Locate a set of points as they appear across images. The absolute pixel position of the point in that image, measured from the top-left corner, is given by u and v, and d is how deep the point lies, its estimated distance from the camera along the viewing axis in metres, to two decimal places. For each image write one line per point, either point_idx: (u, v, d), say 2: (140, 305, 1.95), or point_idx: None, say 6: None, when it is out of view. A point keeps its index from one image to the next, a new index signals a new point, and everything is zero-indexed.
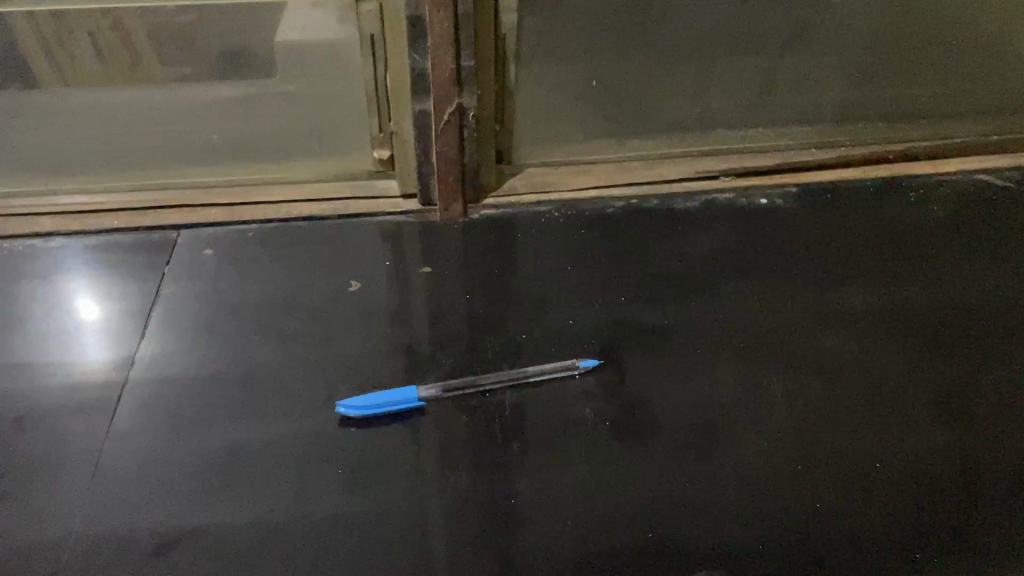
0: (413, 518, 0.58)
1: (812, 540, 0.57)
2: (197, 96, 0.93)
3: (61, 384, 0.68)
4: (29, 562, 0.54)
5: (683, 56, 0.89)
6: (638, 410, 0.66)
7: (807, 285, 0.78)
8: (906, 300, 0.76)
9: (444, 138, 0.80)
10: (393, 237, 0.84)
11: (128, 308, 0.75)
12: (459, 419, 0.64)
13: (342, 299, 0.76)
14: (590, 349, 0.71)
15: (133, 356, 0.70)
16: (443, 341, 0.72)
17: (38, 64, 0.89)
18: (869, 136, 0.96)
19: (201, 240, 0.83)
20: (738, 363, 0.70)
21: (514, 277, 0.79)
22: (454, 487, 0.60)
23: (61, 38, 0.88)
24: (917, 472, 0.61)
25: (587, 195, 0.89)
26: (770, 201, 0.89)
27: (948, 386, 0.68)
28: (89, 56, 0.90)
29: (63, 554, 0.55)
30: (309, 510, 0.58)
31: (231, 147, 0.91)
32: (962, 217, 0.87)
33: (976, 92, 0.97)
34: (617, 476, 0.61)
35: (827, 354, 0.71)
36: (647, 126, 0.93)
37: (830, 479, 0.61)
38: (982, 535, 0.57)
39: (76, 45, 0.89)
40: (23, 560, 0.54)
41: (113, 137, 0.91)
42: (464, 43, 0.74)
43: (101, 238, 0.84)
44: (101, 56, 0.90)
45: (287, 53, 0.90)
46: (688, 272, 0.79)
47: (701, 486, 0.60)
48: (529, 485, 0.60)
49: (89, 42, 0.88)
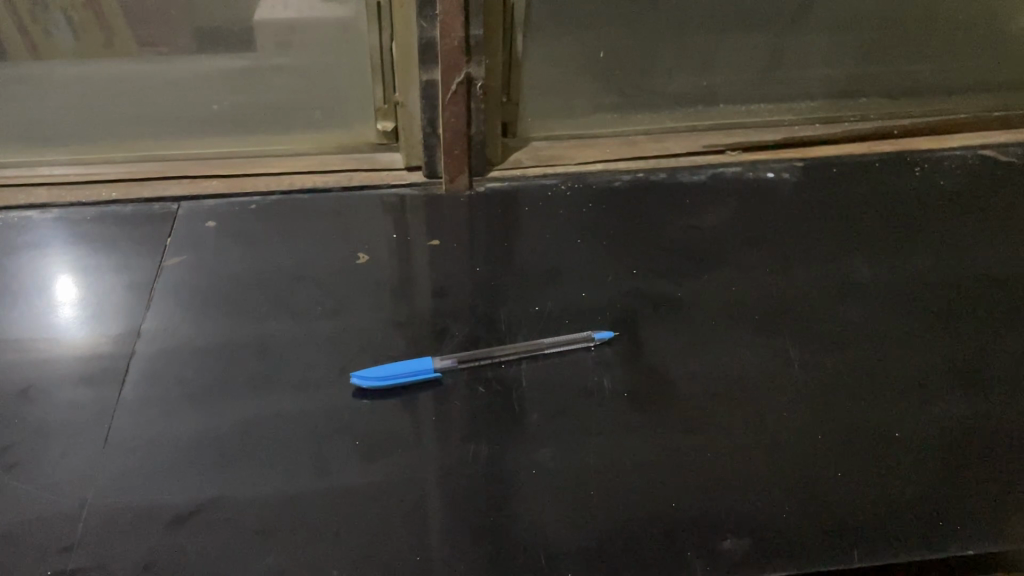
0: (433, 488, 0.57)
1: (836, 508, 0.57)
2: (189, 69, 0.85)
3: (65, 355, 0.66)
4: (44, 534, 0.53)
5: (691, 29, 0.88)
6: (655, 380, 0.65)
7: (818, 256, 0.78)
8: (916, 272, 0.77)
9: (451, 109, 0.79)
10: (398, 210, 0.83)
11: (130, 280, 0.73)
12: (475, 390, 0.64)
13: (350, 270, 0.75)
14: (604, 320, 0.71)
15: (139, 328, 0.68)
16: (455, 312, 0.71)
17: (15, 44, 0.82)
18: (870, 112, 0.97)
19: (202, 211, 0.82)
20: (753, 334, 0.70)
21: (523, 249, 0.78)
22: (473, 457, 0.59)
23: (35, 13, 0.81)
24: (936, 440, 0.62)
25: (593, 168, 0.89)
26: (776, 175, 0.89)
27: (961, 356, 0.68)
28: (66, 32, 0.83)
29: (77, 525, 0.54)
30: (327, 479, 0.57)
31: (233, 117, 0.88)
32: (967, 191, 0.87)
33: (979, 68, 0.97)
34: (637, 446, 0.60)
35: (841, 325, 0.71)
36: (652, 101, 0.93)
37: (851, 448, 0.61)
38: (1001, 502, 0.57)
39: (50, 21, 0.82)
40: (38, 531, 0.53)
41: (107, 112, 0.86)
42: (473, 12, 0.73)
43: (99, 210, 0.82)
44: (78, 32, 0.83)
45: (282, 30, 0.83)
46: (698, 244, 0.79)
47: (723, 456, 0.60)
48: (549, 455, 0.59)
49: (64, 18, 0.81)
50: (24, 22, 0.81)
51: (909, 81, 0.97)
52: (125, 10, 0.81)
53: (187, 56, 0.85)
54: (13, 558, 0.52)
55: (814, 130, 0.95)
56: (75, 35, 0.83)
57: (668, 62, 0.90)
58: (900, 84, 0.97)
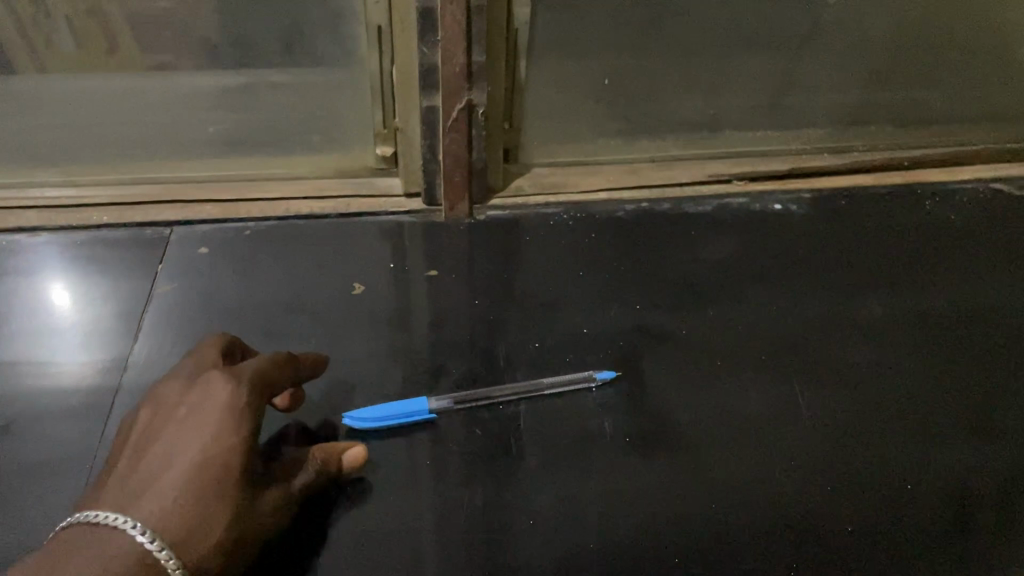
0: (426, 537, 0.55)
1: (846, 564, 0.55)
2: (188, 84, 0.85)
3: (51, 389, 0.64)
4: (235, 396, 0.52)
5: (697, 52, 0.87)
6: (658, 423, 0.63)
7: (827, 292, 0.76)
8: (928, 310, 0.75)
9: (452, 135, 0.77)
10: (396, 238, 0.81)
11: (119, 309, 0.71)
12: (472, 432, 0.62)
13: (346, 301, 0.73)
14: (607, 360, 0.68)
15: (127, 360, 0.67)
16: (452, 348, 0.69)
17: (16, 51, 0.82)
18: (880, 141, 0.94)
19: (195, 237, 0.80)
20: (760, 375, 0.68)
21: (524, 282, 0.76)
22: (469, 505, 0.57)
23: (37, 21, 0.81)
24: (948, 490, 0.60)
25: (596, 196, 0.87)
26: (783, 207, 0.87)
27: (974, 399, 0.67)
28: (66, 39, 0.83)
29: (240, 388, 0.52)
30: (305, 521, 0.55)
31: (229, 139, 0.86)
32: (980, 225, 0.85)
33: (991, 97, 0.96)
34: (640, 496, 0.58)
35: (851, 365, 0.69)
36: (657, 127, 0.91)
37: (861, 498, 0.59)
38: (1016, 558, 0.56)
39: (52, 28, 0.82)
40: (220, 391, 0.52)
41: (98, 128, 0.86)
42: (476, 38, 0.71)
43: (89, 234, 0.80)
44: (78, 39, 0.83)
45: (289, 40, 0.81)
46: (703, 278, 0.77)
47: (728, 506, 0.58)
48: (547, 504, 0.57)
49: (66, 26, 0.81)
50: (25, 29, 0.81)
51: (918, 109, 0.95)
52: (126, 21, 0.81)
53: (181, 72, 0.84)
54: (187, 411, 0.52)
55: (823, 158, 0.92)
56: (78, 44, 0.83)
57: (674, 88, 0.89)
58: (909, 112, 0.95)
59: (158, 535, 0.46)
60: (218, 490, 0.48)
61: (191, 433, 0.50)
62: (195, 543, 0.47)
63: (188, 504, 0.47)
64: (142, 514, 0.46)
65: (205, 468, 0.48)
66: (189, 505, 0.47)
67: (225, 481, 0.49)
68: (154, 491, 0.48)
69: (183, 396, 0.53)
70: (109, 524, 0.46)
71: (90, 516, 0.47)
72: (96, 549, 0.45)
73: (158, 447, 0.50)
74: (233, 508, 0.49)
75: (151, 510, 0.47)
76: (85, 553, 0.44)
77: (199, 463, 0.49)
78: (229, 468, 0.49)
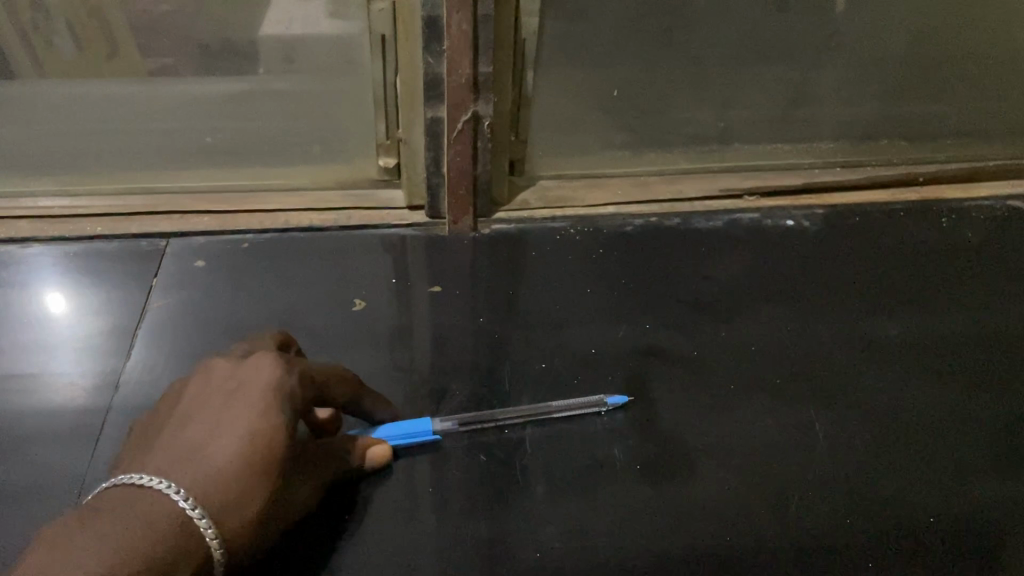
0: (428, 569, 0.53)
1: None
2: (183, 92, 0.83)
3: (40, 408, 0.62)
4: (285, 379, 0.51)
5: (708, 63, 0.85)
6: (670, 450, 0.61)
7: (842, 313, 0.74)
8: (947, 332, 0.73)
9: (456, 147, 0.75)
10: (398, 252, 0.79)
11: (113, 324, 0.69)
12: (476, 458, 0.59)
13: (346, 318, 0.71)
14: (615, 382, 0.66)
15: (119, 377, 0.64)
16: (455, 368, 0.67)
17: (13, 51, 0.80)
18: (894, 156, 0.92)
19: (192, 249, 0.78)
20: (774, 399, 0.66)
21: (530, 298, 0.74)
22: (473, 535, 0.55)
23: (37, 21, 0.79)
24: (972, 523, 0.57)
25: (604, 210, 0.85)
26: (796, 223, 0.85)
27: (997, 427, 0.64)
28: (66, 43, 0.81)
29: (291, 373, 0.51)
30: (295, 551, 0.53)
31: (228, 150, 0.85)
32: (999, 245, 0.83)
33: (1010, 112, 0.93)
34: (650, 527, 0.56)
35: (868, 390, 0.67)
36: (667, 140, 0.90)
37: (882, 530, 0.57)
38: None
39: (52, 30, 0.80)
40: (270, 371, 0.51)
41: (94, 137, 0.84)
42: (483, 48, 0.69)
43: (83, 245, 0.78)
44: (78, 43, 0.81)
45: (287, 47, 0.79)
46: (714, 296, 0.75)
47: (744, 539, 0.55)
48: (554, 535, 0.55)
49: (66, 27, 0.79)
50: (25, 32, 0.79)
51: (932, 124, 0.93)
52: (127, 22, 0.78)
53: (179, 80, 0.82)
54: (236, 386, 0.50)
55: (835, 173, 0.90)
56: (78, 47, 0.81)
57: (685, 99, 0.87)
58: (925, 127, 0.93)
59: (202, 502, 0.44)
60: (264, 467, 0.47)
61: (239, 407, 0.49)
62: (236, 515, 0.45)
63: (232, 478, 0.46)
64: (185, 481, 0.45)
65: (254, 443, 0.47)
66: (234, 478, 0.46)
67: (271, 459, 0.47)
68: (199, 459, 0.46)
69: (231, 371, 0.52)
70: (152, 487, 0.44)
71: (133, 477, 0.45)
72: (136, 511, 0.43)
73: (203, 419, 0.49)
74: (272, 487, 0.48)
75: (197, 477, 0.45)
76: (126, 511, 0.43)
77: (249, 439, 0.47)
78: (275, 448, 0.48)
